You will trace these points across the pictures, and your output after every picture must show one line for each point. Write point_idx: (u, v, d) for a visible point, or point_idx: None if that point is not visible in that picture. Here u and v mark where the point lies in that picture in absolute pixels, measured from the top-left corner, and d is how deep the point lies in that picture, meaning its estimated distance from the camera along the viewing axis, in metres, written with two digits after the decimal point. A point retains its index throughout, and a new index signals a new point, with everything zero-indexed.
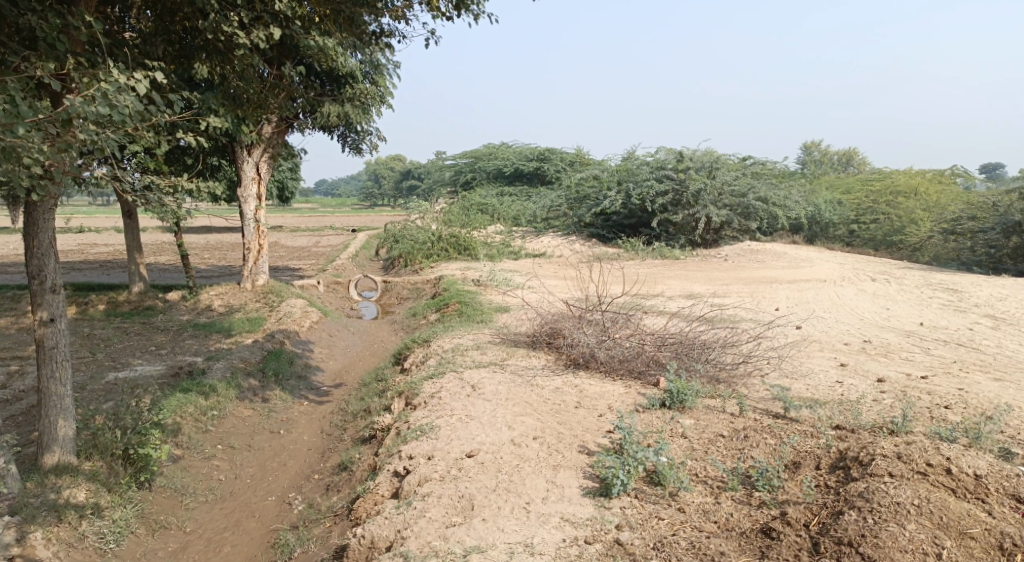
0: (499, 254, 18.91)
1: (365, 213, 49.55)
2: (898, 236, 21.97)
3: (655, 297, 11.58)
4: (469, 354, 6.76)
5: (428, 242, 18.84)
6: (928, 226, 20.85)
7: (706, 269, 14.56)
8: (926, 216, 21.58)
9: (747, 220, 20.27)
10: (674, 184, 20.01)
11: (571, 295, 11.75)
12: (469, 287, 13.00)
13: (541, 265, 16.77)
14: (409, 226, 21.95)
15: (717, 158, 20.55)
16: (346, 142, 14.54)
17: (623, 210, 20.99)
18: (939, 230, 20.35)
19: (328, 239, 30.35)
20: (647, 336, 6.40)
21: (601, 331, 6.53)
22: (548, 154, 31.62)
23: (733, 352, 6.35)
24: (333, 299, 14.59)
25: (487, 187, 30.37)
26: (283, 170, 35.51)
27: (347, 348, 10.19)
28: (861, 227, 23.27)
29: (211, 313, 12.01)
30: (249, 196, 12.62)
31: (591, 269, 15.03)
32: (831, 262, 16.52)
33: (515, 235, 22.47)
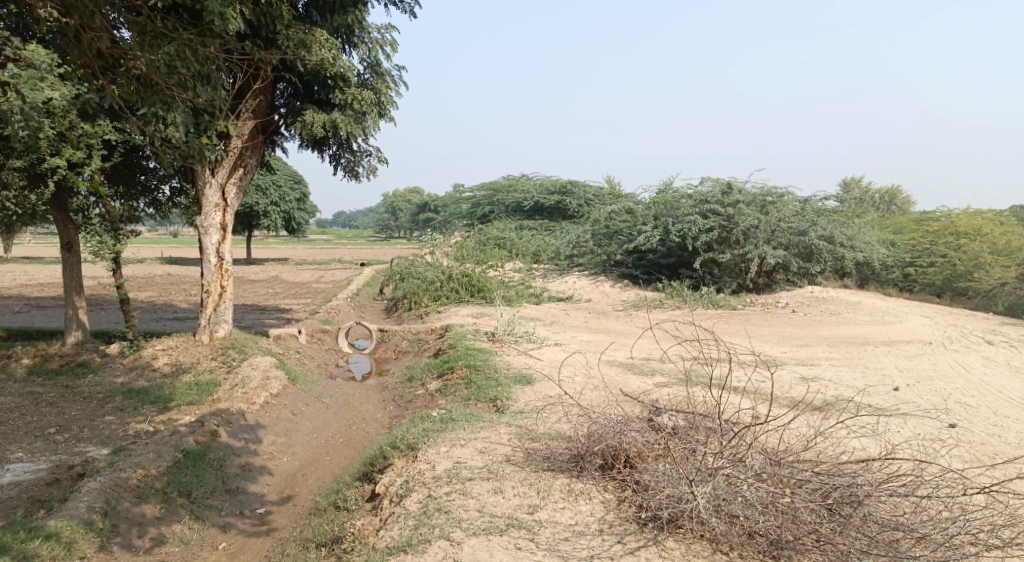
0: (518, 297, 16.29)
1: (377, 247, 47.35)
2: (964, 282, 18.91)
3: (722, 369, 8.85)
4: (474, 498, 4.14)
5: (438, 282, 16.30)
6: (1012, 271, 17.89)
7: (773, 324, 11.78)
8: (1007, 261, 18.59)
9: (806, 261, 17.50)
10: (720, 219, 17.33)
11: (615, 365, 9.03)
12: (481, 344, 10.31)
13: (569, 314, 14.08)
14: (417, 263, 19.43)
15: (770, 191, 17.94)
16: (340, 165, 12.14)
17: (661, 248, 18.37)
18: (1021, 276, 17.41)
19: (332, 274, 27.93)
20: (779, 477, 3.84)
21: (700, 463, 3.97)
22: (570, 187, 29.18)
23: (937, 501, 3.77)
24: (316, 353, 11.98)
25: (505, 222, 27.89)
26: (288, 200, 33.28)
27: (315, 434, 7.55)
28: (917, 270, 20.04)
29: (154, 375, 9.49)
30: (212, 228, 10.02)
31: (630, 326, 12.34)
32: (920, 316, 13.67)
33: (536, 276, 19.86)
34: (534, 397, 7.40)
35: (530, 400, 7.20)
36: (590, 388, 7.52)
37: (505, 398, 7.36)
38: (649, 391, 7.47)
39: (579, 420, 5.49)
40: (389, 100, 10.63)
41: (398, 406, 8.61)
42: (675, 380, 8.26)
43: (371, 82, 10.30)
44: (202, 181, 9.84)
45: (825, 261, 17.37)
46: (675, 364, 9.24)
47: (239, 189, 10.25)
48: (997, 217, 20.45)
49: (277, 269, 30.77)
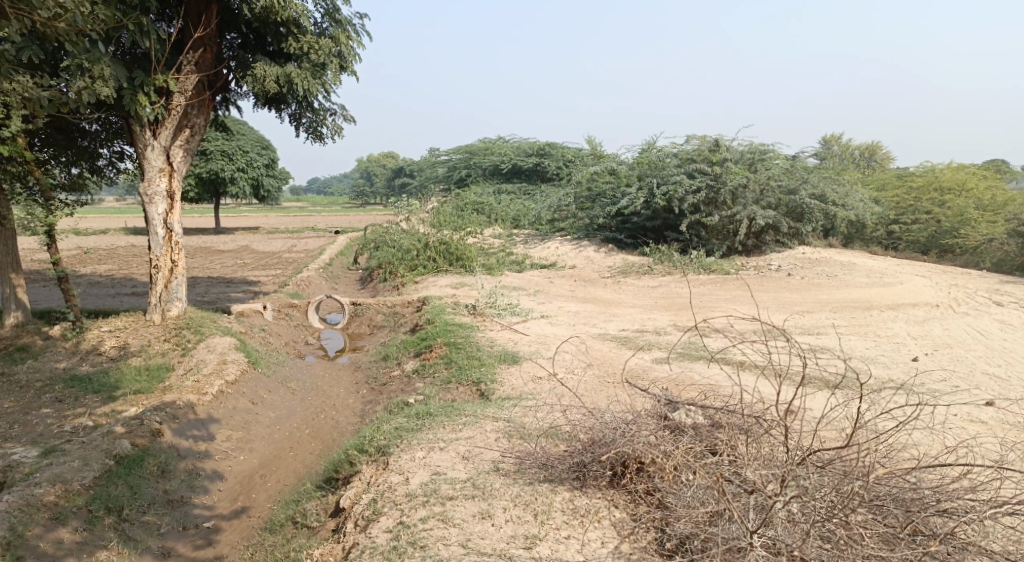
0: (499, 265, 15.45)
1: (351, 214, 46.06)
2: (950, 239, 18.18)
3: (724, 343, 8.13)
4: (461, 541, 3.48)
5: (413, 250, 15.39)
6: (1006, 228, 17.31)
7: (770, 290, 11.10)
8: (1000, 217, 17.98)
9: (797, 222, 16.84)
10: (708, 179, 16.55)
11: (607, 341, 8.27)
12: (462, 318, 9.51)
13: (553, 282, 13.29)
14: (391, 230, 18.46)
15: (760, 149, 17.16)
16: (302, 125, 11.13)
17: (646, 211, 17.59)
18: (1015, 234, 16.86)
19: (304, 243, 26.83)
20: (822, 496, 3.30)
21: (723, 475, 3.49)
22: (548, 149, 28.18)
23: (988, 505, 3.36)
24: (284, 330, 11.09)
25: (482, 185, 26.89)
26: (256, 167, 31.74)
27: (279, 426, 6.74)
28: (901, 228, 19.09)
29: (100, 360, 8.56)
30: (158, 197, 9.05)
31: (619, 294, 11.58)
32: (918, 276, 13.09)
33: (517, 241, 19.01)
34: (522, 381, 6.63)
35: (516, 386, 6.43)
36: (584, 372, 6.75)
37: (489, 384, 6.59)
38: (650, 373, 6.72)
39: (580, 415, 4.72)
40: (350, 51, 9.62)
41: (371, 390, 7.81)
42: (675, 356, 7.54)
43: (329, 32, 9.27)
44: (143, 143, 8.82)
45: (816, 221, 16.72)
46: (671, 337, 8.52)
47: (186, 152, 9.28)
48: (988, 172, 19.79)
49: (247, 238, 29.56)
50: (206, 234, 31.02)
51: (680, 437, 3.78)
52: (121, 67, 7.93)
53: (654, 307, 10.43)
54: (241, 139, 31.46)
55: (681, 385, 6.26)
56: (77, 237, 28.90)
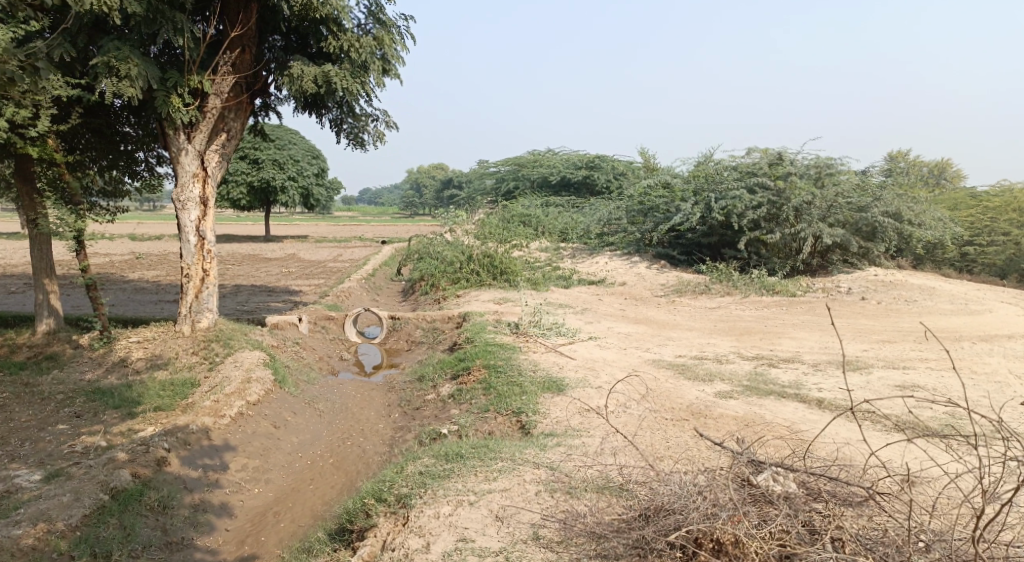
0: (546, 280, 14.78)
1: (399, 224, 46.08)
2: None
3: (794, 377, 7.27)
4: None
5: (457, 263, 14.85)
6: None
7: (841, 316, 10.14)
8: None
9: (867, 241, 15.70)
10: (769, 194, 15.63)
11: (663, 370, 7.50)
12: (504, 338, 8.86)
13: (602, 300, 12.55)
14: (435, 242, 18.01)
15: (827, 163, 16.12)
16: (343, 131, 10.70)
17: (702, 227, 16.70)
18: None
19: (350, 252, 26.70)
20: None
21: None
22: (598, 161, 27.48)
23: None
24: (319, 344, 10.61)
25: (530, 197, 26.34)
26: (307, 176, 31.76)
27: (300, 454, 6.18)
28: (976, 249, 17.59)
29: (125, 372, 8.18)
30: (191, 203, 8.68)
31: (673, 316, 10.77)
32: (1006, 303, 11.91)
33: (564, 255, 18.34)
34: (568, 416, 5.92)
35: (562, 422, 5.72)
36: (638, 409, 6.01)
37: (530, 419, 5.89)
38: (713, 410, 5.94)
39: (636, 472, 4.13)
40: (394, 54, 9.15)
41: (403, 416, 7.21)
42: (740, 390, 6.72)
43: (373, 33, 8.82)
44: (177, 147, 8.48)
45: (888, 240, 15.55)
46: (734, 367, 7.69)
47: (221, 157, 8.90)
48: None
49: (294, 246, 29.63)
50: (256, 242, 31.26)
51: (770, 515, 3.09)
52: (152, 67, 7.62)
53: (713, 332, 9.60)
54: (292, 148, 31.57)
55: (751, 427, 5.47)
56: (132, 242, 29.42)
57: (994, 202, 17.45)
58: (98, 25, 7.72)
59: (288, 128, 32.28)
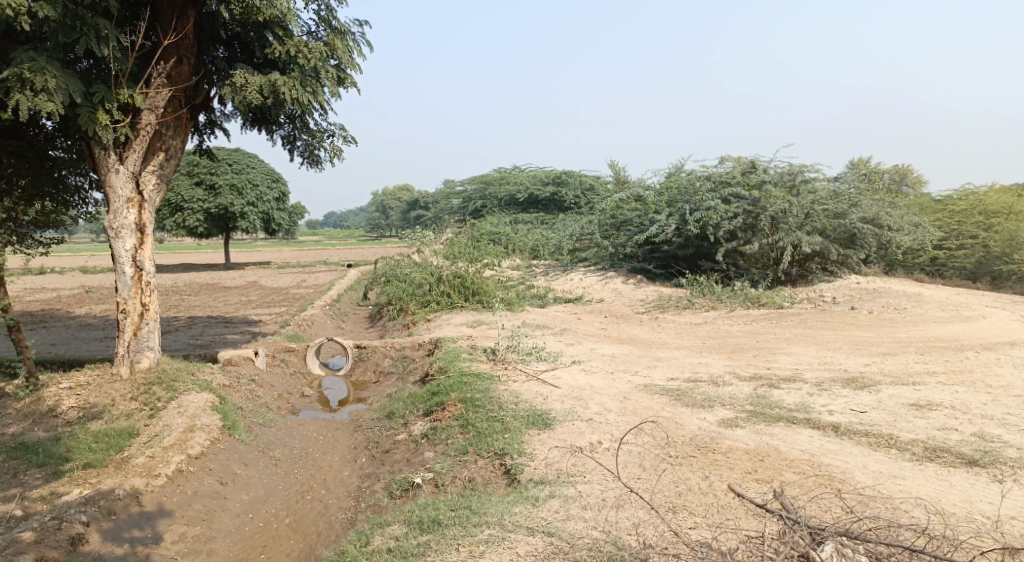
0: (520, 300, 14.09)
1: (365, 247, 45.09)
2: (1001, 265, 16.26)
3: (800, 398, 6.65)
4: None
5: (426, 285, 14.09)
6: None
7: (834, 328, 9.61)
8: None
9: (846, 248, 15.32)
10: (745, 204, 15.21)
11: (657, 396, 6.82)
12: (480, 366, 8.11)
13: (581, 320, 11.88)
14: (402, 264, 17.23)
15: (802, 170, 15.78)
16: (297, 148, 9.93)
17: (677, 239, 16.21)
18: None
19: (314, 277, 25.71)
20: None
21: None
22: (565, 177, 27.01)
23: None
24: (278, 380, 9.73)
25: (498, 215, 25.71)
26: (266, 200, 30.64)
27: (251, 514, 5.37)
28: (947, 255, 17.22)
29: (54, 423, 7.24)
30: (126, 230, 7.86)
31: (658, 335, 10.13)
32: (997, 308, 11.54)
33: (537, 274, 17.69)
34: (559, 462, 5.19)
35: (553, 469, 4.99)
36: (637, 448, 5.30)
37: (515, 466, 5.15)
38: (721, 445, 5.26)
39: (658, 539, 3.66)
40: (350, 62, 8.45)
41: (371, 461, 6.42)
42: (745, 416, 6.06)
43: (324, 39, 8.09)
44: (107, 168, 7.67)
45: (868, 246, 15.18)
46: (732, 390, 7.05)
47: (159, 178, 8.12)
48: None
49: (256, 273, 28.52)
50: (216, 270, 30.08)
51: None
52: (74, 79, 6.84)
53: (704, 351, 8.97)
54: (249, 171, 30.36)
55: (768, 464, 4.81)
56: (83, 274, 28.04)
57: (961, 206, 17.14)
58: (11, 34, 6.92)
59: (246, 151, 31.14)
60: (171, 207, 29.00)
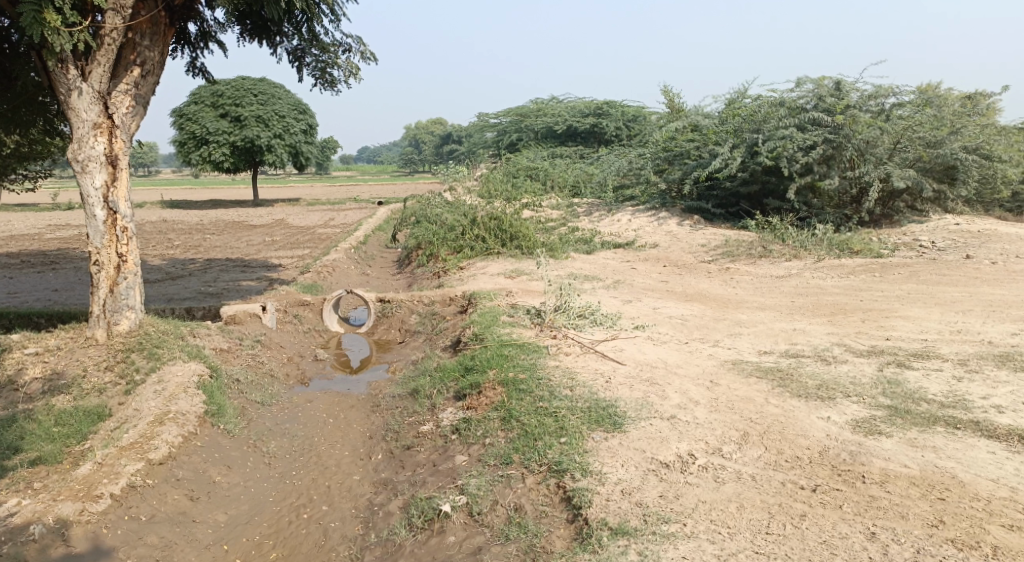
0: (563, 244, 12.49)
1: (394, 183, 43.55)
2: None
3: (948, 386, 5.06)
4: None
5: (458, 228, 12.59)
6: None
7: (954, 285, 7.90)
8: None
9: (941, 184, 13.35)
10: (826, 132, 13.25)
11: (755, 381, 5.27)
12: (523, 333, 6.62)
13: (636, 270, 10.28)
14: (433, 203, 15.70)
15: (893, 94, 13.65)
16: (307, 65, 8.32)
17: (742, 174, 14.35)
18: None
19: (342, 215, 24.41)
20: None
21: None
22: (606, 108, 24.88)
23: None
24: (288, 338, 8.38)
25: (534, 150, 23.83)
26: (294, 133, 28.96)
27: (225, 543, 4.09)
28: None
29: (12, 398, 5.97)
30: (95, 163, 6.44)
31: (733, 291, 8.51)
32: None
33: (580, 213, 16.05)
34: (641, 490, 3.72)
35: (636, 507, 3.53)
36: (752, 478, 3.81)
37: (583, 498, 3.69)
38: (871, 469, 3.73)
39: None
40: None
41: (389, 461, 5.05)
42: (886, 415, 4.52)
43: None
44: (66, 86, 6.20)
45: (968, 182, 13.16)
46: (852, 372, 5.47)
47: (135, 100, 6.64)
48: None
49: (282, 211, 27.30)
50: (242, 208, 28.95)
51: None
52: None
53: (796, 314, 7.35)
54: (275, 104, 28.83)
55: (956, 509, 3.28)
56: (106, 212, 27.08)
57: None
58: None
59: (270, 81, 29.40)
60: (195, 141, 27.68)
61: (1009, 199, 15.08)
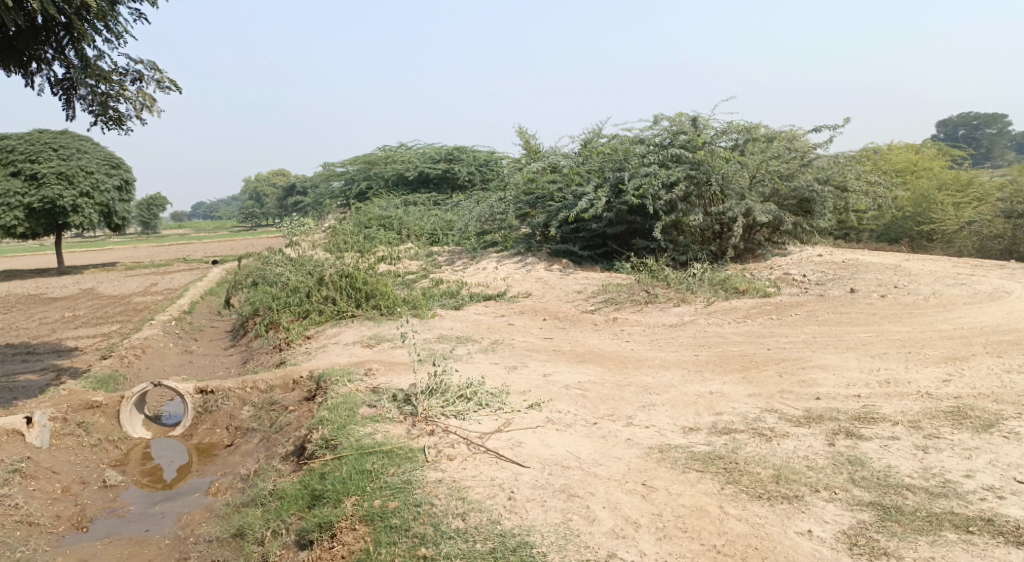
0: (427, 301, 11.08)
1: (233, 239, 40.07)
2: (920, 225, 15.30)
3: (919, 461, 4.16)
4: None
5: (304, 289, 10.80)
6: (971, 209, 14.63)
7: (855, 324, 7.38)
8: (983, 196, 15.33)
9: (799, 215, 13.44)
10: (688, 168, 12.98)
11: (697, 479, 4.11)
12: (389, 431, 5.07)
13: (513, 327, 9.06)
14: (273, 260, 13.72)
15: (745, 129, 13.71)
16: (81, 97, 6.46)
17: (609, 214, 13.77)
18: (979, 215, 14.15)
19: (169, 279, 21.46)
20: None
21: None
22: (458, 153, 23.98)
23: None
24: (64, 460, 6.17)
25: (386, 198, 22.34)
26: (108, 189, 25.46)
27: None
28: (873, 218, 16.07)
29: None
30: None
31: (628, 347, 7.49)
32: (1000, 280, 9.88)
33: (442, 263, 14.73)
34: None
35: None
36: None
37: None
38: None
39: None
40: None
41: None
42: (876, 521, 3.46)
43: None
44: None
45: (824, 213, 13.32)
46: (802, 455, 4.45)
47: None
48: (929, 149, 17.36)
49: (96, 277, 23.71)
50: (44, 276, 24.84)
51: None
52: None
53: (706, 373, 6.42)
54: (83, 156, 25.27)
55: None
56: None
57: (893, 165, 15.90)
58: None
59: (75, 132, 25.82)
60: None
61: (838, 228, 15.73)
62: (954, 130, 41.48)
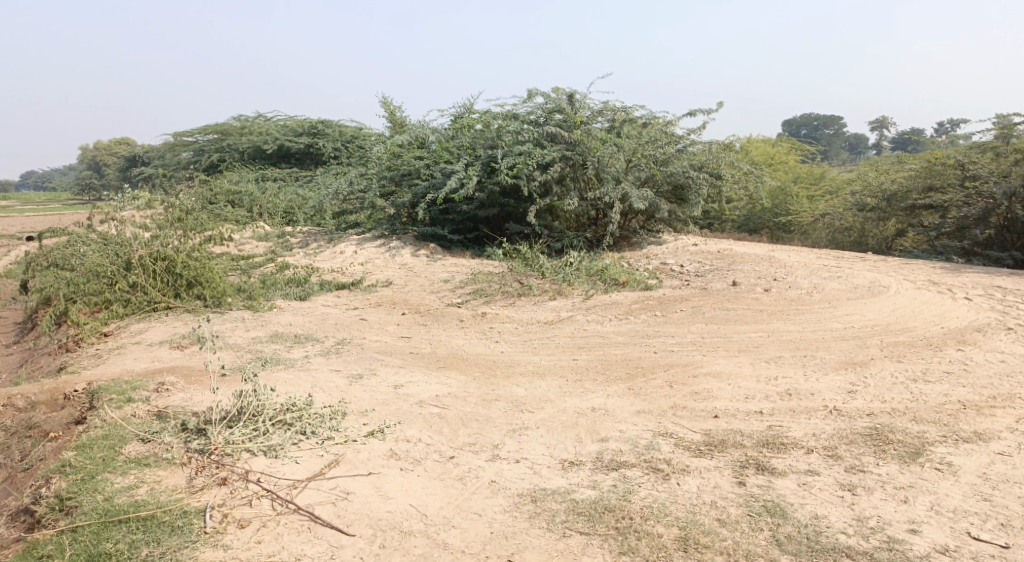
0: (267, 290, 9.45)
1: (65, 213, 35.32)
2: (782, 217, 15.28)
3: (850, 509, 3.36)
4: None
5: (109, 275, 8.84)
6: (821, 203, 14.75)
7: (744, 323, 6.67)
8: (838, 189, 15.59)
9: (674, 202, 12.92)
10: (563, 148, 12.08)
11: (582, 549, 3.10)
12: (157, 485, 3.64)
13: (366, 322, 7.71)
14: (81, 238, 11.45)
15: (621, 110, 12.99)
16: None
17: (480, 195, 12.62)
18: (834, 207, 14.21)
19: None
20: None
21: None
22: (322, 126, 21.90)
23: None
24: None
25: (239, 172, 19.99)
26: None
27: None
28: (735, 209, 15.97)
29: None
30: None
31: (497, 349, 6.37)
32: (870, 273, 9.70)
33: (293, 245, 13.03)
34: None
35: None
36: None
37: None
38: None
39: None
40: None
41: None
42: None
43: None
44: None
45: (699, 201, 12.88)
46: (708, 502, 3.52)
47: None
48: (785, 143, 17.56)
49: None
50: None
51: None
52: None
53: (586, 383, 5.41)
54: None
55: None
56: None
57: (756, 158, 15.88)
58: None
59: None
60: None
61: (704, 217, 15.49)
62: (802, 129, 43.83)
